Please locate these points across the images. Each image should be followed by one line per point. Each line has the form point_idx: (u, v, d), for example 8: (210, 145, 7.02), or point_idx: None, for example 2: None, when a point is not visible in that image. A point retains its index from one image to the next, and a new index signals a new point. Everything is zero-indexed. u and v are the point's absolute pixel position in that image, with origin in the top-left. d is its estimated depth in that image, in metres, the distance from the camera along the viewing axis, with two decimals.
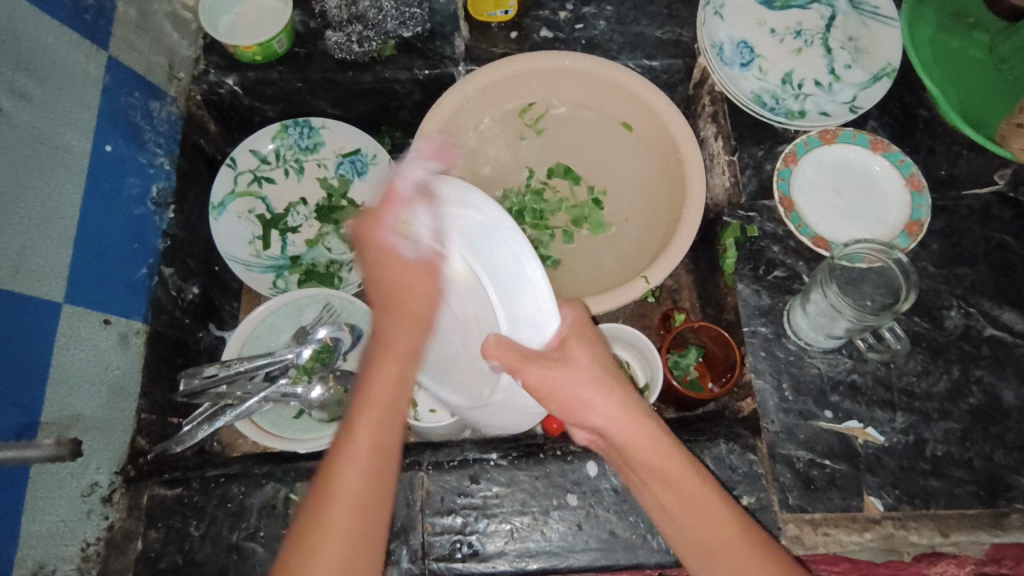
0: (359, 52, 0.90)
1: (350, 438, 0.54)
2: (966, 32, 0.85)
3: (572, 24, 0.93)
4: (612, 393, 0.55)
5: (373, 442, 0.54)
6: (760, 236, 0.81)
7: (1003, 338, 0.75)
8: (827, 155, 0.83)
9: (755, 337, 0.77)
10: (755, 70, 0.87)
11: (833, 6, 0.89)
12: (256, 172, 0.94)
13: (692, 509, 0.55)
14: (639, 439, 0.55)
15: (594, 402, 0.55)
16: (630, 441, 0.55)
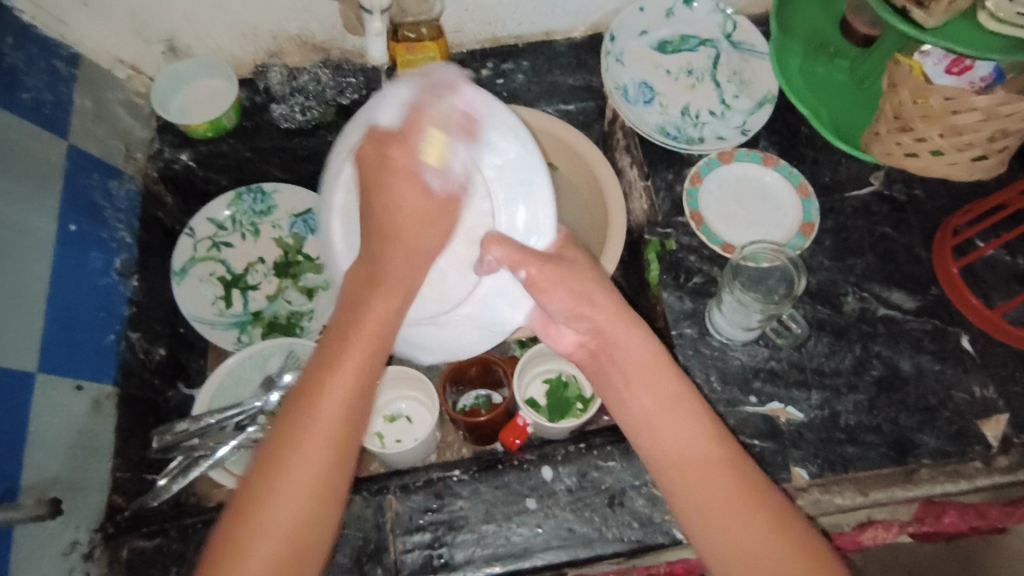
0: (303, 120, 1.01)
1: (311, 411, 0.54)
2: (830, 60, 0.98)
3: (494, 79, 1.05)
4: (597, 305, 0.62)
5: (341, 409, 0.54)
6: (677, 248, 0.90)
7: (894, 316, 0.85)
8: (726, 173, 0.95)
9: (682, 339, 0.86)
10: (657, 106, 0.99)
11: (716, 46, 1.03)
12: (215, 237, 1.00)
13: (678, 411, 0.59)
14: (627, 342, 0.61)
15: (579, 315, 0.62)
16: (620, 345, 0.62)
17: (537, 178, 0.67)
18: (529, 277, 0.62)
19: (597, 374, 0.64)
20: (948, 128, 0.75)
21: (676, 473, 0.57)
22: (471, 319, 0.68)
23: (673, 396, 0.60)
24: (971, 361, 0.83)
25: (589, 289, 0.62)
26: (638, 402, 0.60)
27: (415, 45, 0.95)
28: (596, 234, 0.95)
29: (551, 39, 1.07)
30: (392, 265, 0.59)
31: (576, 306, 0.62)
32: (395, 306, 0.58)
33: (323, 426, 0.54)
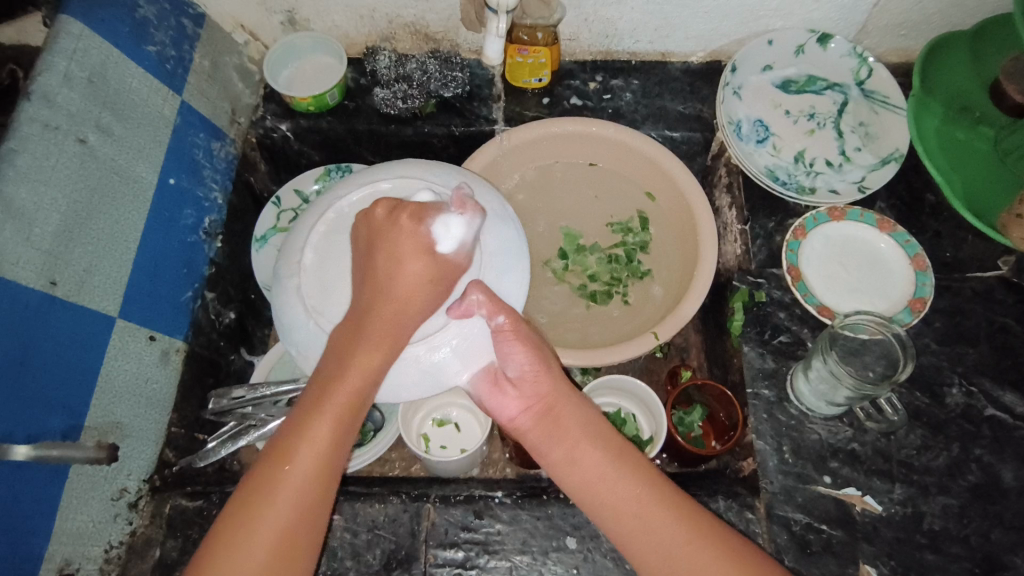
0: (403, 108, 0.99)
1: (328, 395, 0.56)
2: (974, 125, 0.89)
3: (601, 94, 1.01)
4: (547, 368, 0.64)
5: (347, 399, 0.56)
6: (767, 301, 0.85)
7: (1003, 419, 0.77)
8: (834, 230, 0.89)
9: (758, 400, 0.80)
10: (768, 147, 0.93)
11: (845, 93, 0.96)
12: (299, 210, 1.01)
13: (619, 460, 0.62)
14: (568, 403, 0.64)
15: (528, 375, 0.63)
16: (563, 406, 0.63)
17: (520, 262, 0.64)
18: (502, 324, 0.59)
19: (539, 440, 0.63)
20: None
21: (620, 521, 0.60)
22: (417, 361, 0.59)
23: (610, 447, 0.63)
24: None
25: (547, 353, 0.65)
26: (576, 452, 0.62)
27: (528, 49, 0.94)
28: (686, 271, 0.90)
29: (666, 61, 1.02)
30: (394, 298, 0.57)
31: (536, 365, 0.63)
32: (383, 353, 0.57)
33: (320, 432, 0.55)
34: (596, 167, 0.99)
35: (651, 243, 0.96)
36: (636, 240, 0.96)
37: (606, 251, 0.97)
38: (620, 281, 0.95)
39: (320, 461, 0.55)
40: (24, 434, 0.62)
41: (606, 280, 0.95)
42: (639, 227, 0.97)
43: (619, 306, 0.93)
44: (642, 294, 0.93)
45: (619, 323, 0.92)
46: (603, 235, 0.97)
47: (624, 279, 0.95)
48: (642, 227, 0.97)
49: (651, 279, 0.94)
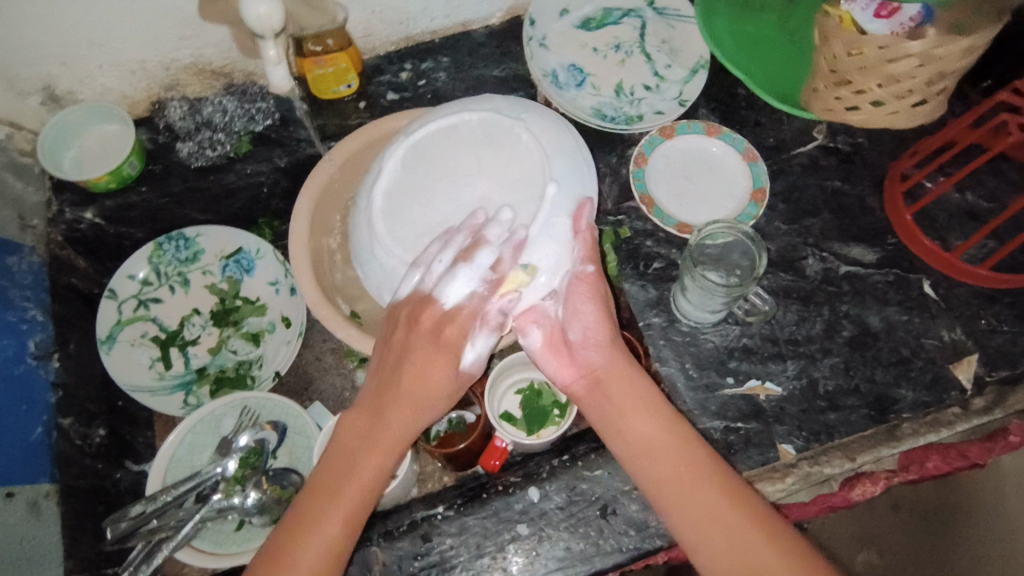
0: (215, 156, 0.92)
1: (370, 441, 0.64)
2: (757, 15, 0.95)
3: (415, 80, 0.98)
4: (609, 343, 0.69)
5: (387, 454, 0.64)
6: (632, 235, 0.88)
7: (856, 272, 0.85)
8: (670, 148, 0.92)
9: (651, 329, 0.84)
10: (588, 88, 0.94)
11: (641, 16, 0.99)
12: (140, 295, 0.94)
13: (681, 447, 0.64)
14: (619, 378, 0.68)
15: (590, 340, 0.70)
16: (611, 377, 0.68)
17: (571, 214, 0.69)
18: (589, 272, 0.69)
19: (590, 406, 0.69)
20: (886, 77, 0.75)
21: (671, 494, 0.62)
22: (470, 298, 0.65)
23: (668, 429, 0.65)
24: (935, 306, 0.82)
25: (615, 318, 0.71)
26: (629, 422, 0.66)
27: (324, 60, 0.89)
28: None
29: (468, 30, 1.01)
30: (421, 354, 0.65)
31: (603, 331, 0.69)
32: (421, 411, 0.66)
33: (342, 511, 0.62)
34: None
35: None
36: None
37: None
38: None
39: (360, 496, 0.62)
40: None
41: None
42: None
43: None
44: None
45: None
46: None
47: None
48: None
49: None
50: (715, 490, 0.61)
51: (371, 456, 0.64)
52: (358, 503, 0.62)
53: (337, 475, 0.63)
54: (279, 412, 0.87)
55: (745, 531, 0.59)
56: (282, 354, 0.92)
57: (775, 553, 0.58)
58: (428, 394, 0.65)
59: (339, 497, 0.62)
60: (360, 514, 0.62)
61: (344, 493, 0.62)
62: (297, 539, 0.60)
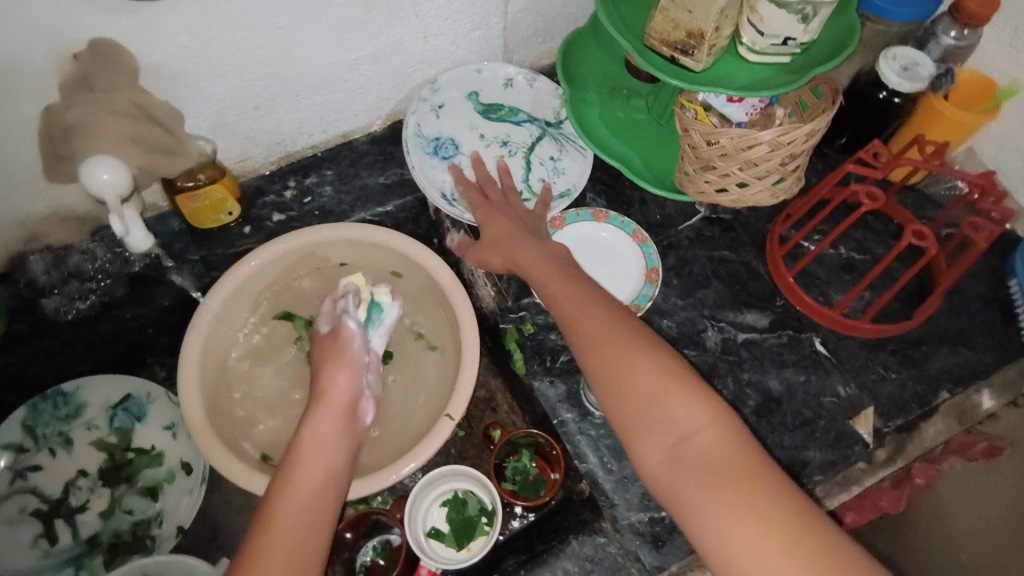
0: (85, 308, 0.88)
1: (300, 472, 0.65)
2: (625, 100, 1.00)
3: (300, 198, 0.97)
4: (587, 323, 0.69)
5: (312, 487, 0.65)
6: (536, 329, 0.88)
7: (753, 338, 0.88)
8: (562, 237, 0.94)
9: (566, 426, 0.83)
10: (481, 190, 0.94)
11: (516, 114, 1.02)
12: (16, 465, 0.86)
13: (661, 393, 0.62)
14: (602, 342, 0.66)
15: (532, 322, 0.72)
16: (597, 341, 0.67)
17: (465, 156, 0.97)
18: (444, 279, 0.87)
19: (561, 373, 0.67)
20: (745, 162, 0.79)
21: (653, 444, 0.61)
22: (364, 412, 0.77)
23: (648, 377, 0.63)
24: (828, 362, 0.86)
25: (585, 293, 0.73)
26: (616, 382, 0.64)
27: (198, 194, 0.86)
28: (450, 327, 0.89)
29: (350, 140, 1.00)
30: (325, 407, 0.72)
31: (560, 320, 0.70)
32: (335, 453, 0.68)
33: (281, 543, 0.60)
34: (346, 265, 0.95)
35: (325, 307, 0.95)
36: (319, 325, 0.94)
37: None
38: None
39: (298, 523, 0.62)
40: None
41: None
42: (298, 317, 0.94)
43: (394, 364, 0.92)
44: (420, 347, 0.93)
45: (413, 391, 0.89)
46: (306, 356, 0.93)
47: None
48: (299, 318, 0.94)
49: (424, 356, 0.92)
50: (642, 368, 0.64)
51: (299, 488, 0.64)
52: (301, 537, 0.61)
53: (272, 503, 0.63)
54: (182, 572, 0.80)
55: (667, 397, 0.62)
56: (184, 505, 0.86)
57: (753, 493, 0.56)
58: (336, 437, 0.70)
59: (275, 528, 0.61)
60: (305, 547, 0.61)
61: (311, 454, 0.67)
62: (281, 494, 0.64)
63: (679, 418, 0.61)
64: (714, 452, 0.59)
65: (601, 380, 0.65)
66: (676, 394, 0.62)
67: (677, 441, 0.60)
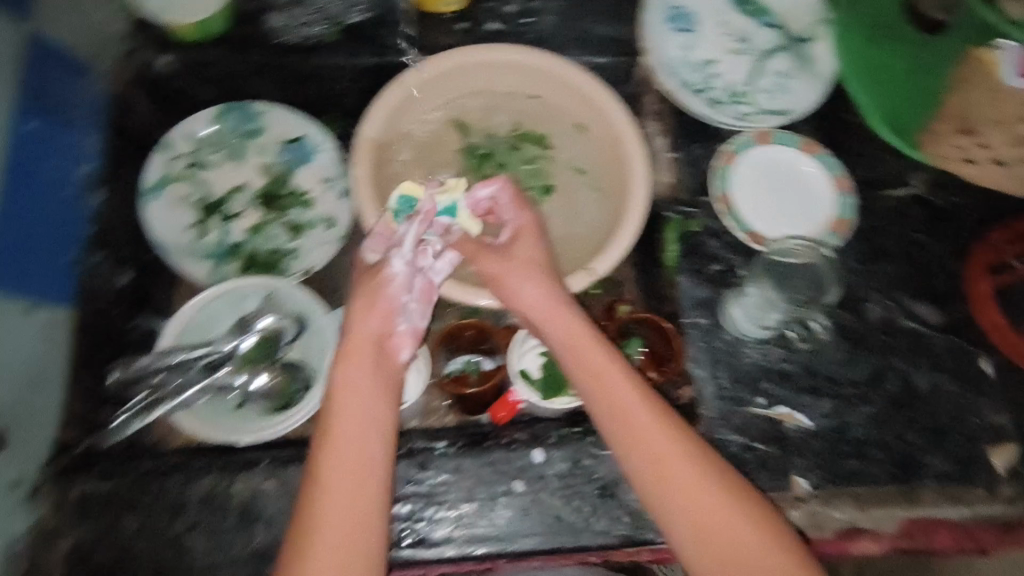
0: (302, 36, 0.91)
1: (343, 433, 0.63)
2: (889, 40, 0.82)
3: (521, 17, 0.94)
4: (613, 372, 0.67)
5: (355, 452, 0.63)
6: (700, 231, 0.86)
7: (917, 329, 0.81)
8: (761, 154, 0.88)
9: (695, 328, 0.81)
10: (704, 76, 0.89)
11: (767, 16, 0.93)
12: (193, 157, 0.91)
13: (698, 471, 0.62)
14: (642, 412, 0.65)
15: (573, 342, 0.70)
16: (635, 406, 0.65)
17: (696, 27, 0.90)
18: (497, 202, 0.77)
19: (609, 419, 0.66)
20: (1014, 138, 0.77)
21: (695, 519, 0.61)
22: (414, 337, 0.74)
23: (689, 454, 0.63)
24: (988, 385, 0.79)
25: (585, 332, 0.70)
26: (655, 450, 0.63)
27: None
28: (620, 192, 0.87)
29: None
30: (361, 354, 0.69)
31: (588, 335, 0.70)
32: (373, 404, 0.66)
33: (334, 515, 0.60)
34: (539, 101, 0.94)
35: (490, 134, 0.95)
36: (478, 152, 0.94)
37: (495, 174, 0.94)
38: (538, 186, 0.94)
39: (346, 491, 0.61)
40: None
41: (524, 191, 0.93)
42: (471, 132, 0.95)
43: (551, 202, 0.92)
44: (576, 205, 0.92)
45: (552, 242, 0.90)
46: (467, 178, 0.93)
47: (514, 174, 0.94)
48: (472, 137, 0.95)
49: (575, 211, 0.92)
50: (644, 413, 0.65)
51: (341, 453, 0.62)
52: (356, 503, 0.61)
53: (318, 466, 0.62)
54: (304, 308, 0.83)
55: (690, 496, 0.61)
56: (319, 252, 0.90)
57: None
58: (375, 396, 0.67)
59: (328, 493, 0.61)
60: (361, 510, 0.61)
61: (354, 406, 0.66)
62: (323, 448, 0.63)
63: (705, 500, 0.61)
64: (756, 544, 0.59)
65: (645, 474, 0.63)
66: (662, 437, 0.64)
67: (679, 492, 0.62)
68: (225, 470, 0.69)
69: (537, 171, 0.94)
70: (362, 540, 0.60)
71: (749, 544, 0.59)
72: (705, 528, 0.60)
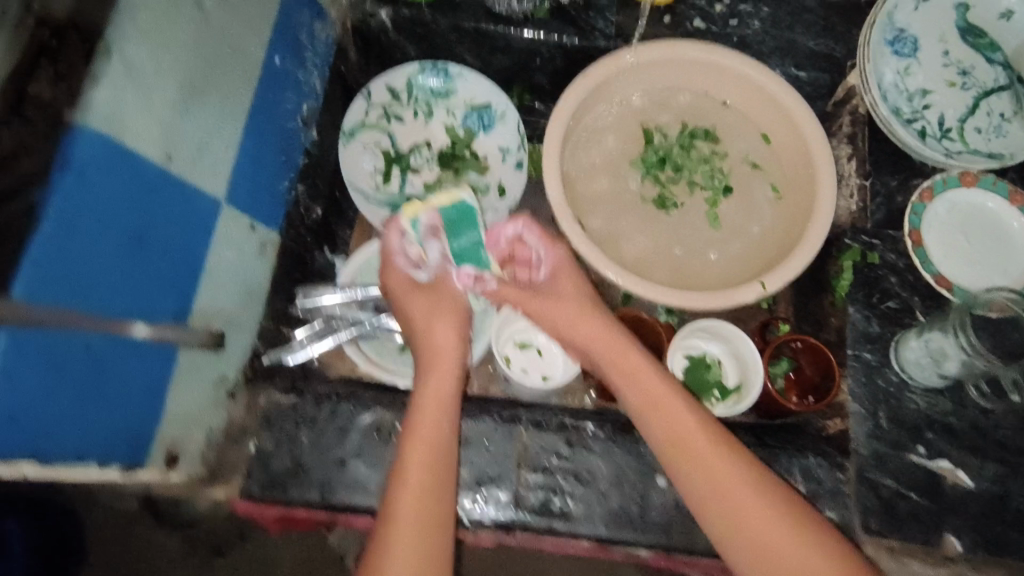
0: (515, 8, 0.90)
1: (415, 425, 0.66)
2: None
3: (727, 18, 0.92)
4: (665, 405, 0.68)
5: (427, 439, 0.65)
6: (879, 264, 0.83)
7: None
8: (960, 196, 0.84)
9: (858, 362, 0.79)
10: (916, 108, 0.84)
11: (996, 50, 0.86)
12: (387, 108, 0.96)
13: (757, 501, 0.60)
14: (698, 436, 0.65)
15: (631, 369, 0.71)
16: (691, 434, 0.65)
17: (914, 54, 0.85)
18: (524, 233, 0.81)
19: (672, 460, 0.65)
20: None
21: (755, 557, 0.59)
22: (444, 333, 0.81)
23: (748, 485, 0.61)
24: None
25: (642, 366, 0.71)
26: (714, 486, 0.62)
27: None
28: (804, 211, 0.85)
29: None
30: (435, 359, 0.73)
31: (654, 370, 0.70)
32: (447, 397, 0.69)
33: (409, 494, 0.61)
34: (728, 107, 0.93)
35: (662, 134, 0.93)
36: (654, 157, 0.93)
37: (673, 176, 0.93)
38: (716, 185, 0.92)
39: (419, 476, 0.62)
40: (140, 312, 0.59)
41: (700, 189, 0.92)
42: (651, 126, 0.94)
43: (727, 202, 0.91)
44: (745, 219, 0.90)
45: (724, 246, 0.89)
46: (647, 189, 0.92)
47: (693, 175, 0.92)
48: (653, 142, 0.93)
49: (748, 222, 0.90)
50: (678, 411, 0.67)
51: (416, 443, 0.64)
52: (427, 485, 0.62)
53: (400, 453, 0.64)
54: None
55: (722, 484, 0.62)
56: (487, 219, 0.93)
57: None
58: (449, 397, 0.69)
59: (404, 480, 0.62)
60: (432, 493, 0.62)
61: (428, 397, 0.69)
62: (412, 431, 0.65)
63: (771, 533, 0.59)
64: None
65: (676, 465, 0.65)
66: (700, 441, 0.64)
67: (734, 519, 0.61)
68: (390, 407, 0.74)
69: (716, 171, 0.92)
70: (435, 547, 0.59)
71: (786, 541, 0.58)
72: (748, 524, 0.60)
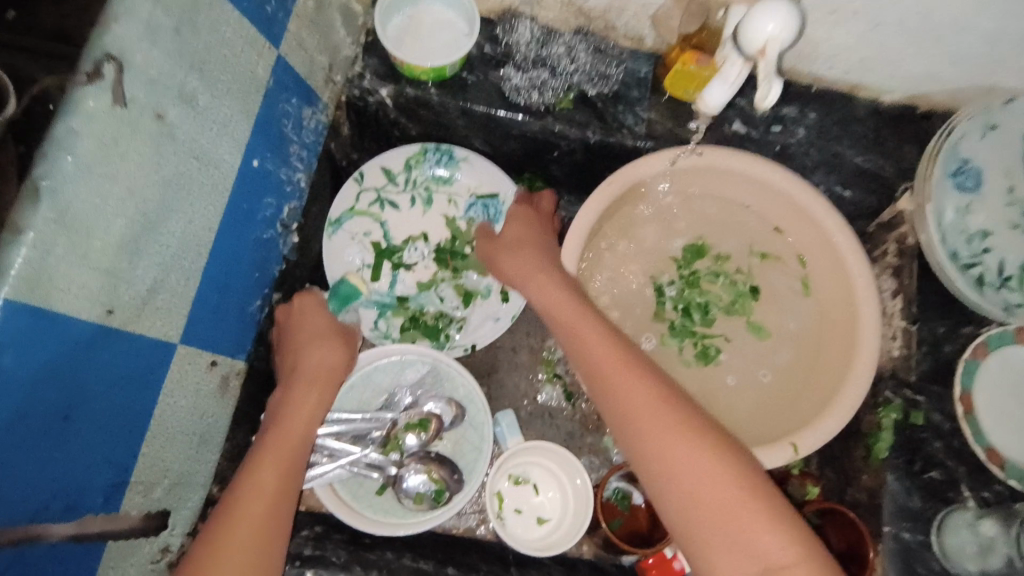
0: (537, 100, 0.79)
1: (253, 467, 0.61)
2: None
3: (769, 123, 0.82)
4: (633, 379, 0.61)
5: (269, 482, 0.60)
6: (923, 426, 0.74)
7: None
8: (1017, 354, 0.74)
9: (895, 542, 0.71)
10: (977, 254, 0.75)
11: None
12: (382, 192, 0.85)
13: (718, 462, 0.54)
14: (656, 409, 0.58)
15: (595, 354, 0.64)
16: (648, 405, 0.59)
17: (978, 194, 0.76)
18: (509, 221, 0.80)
19: (633, 439, 0.58)
20: None
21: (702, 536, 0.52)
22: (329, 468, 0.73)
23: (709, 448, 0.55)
24: None
25: (623, 358, 0.62)
26: (665, 449, 0.56)
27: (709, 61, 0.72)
28: (846, 358, 0.74)
29: (853, 95, 0.83)
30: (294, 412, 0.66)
31: (614, 352, 0.63)
32: (299, 441, 0.65)
33: (236, 540, 0.56)
34: (779, 233, 0.82)
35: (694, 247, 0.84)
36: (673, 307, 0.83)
37: (696, 309, 0.83)
38: (741, 290, 0.83)
39: (255, 525, 0.57)
40: (62, 506, 0.49)
41: (731, 312, 0.83)
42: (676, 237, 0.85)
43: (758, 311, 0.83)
44: (775, 356, 0.81)
45: (773, 363, 0.81)
46: (686, 350, 0.82)
47: (716, 303, 0.83)
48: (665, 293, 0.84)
49: (772, 352, 0.81)
50: (654, 399, 0.59)
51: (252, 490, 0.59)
52: (259, 544, 0.57)
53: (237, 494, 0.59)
54: (466, 396, 0.78)
55: (751, 527, 0.51)
56: (486, 330, 0.83)
57: None
58: (300, 441, 0.65)
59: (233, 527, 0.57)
60: (267, 543, 0.57)
61: (274, 441, 0.64)
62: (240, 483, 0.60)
63: (715, 483, 0.53)
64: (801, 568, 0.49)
65: (655, 466, 0.56)
66: (653, 408, 0.58)
67: (692, 492, 0.54)
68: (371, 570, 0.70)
69: (736, 297, 0.83)
70: None
71: (747, 515, 0.52)
72: (714, 502, 0.53)
